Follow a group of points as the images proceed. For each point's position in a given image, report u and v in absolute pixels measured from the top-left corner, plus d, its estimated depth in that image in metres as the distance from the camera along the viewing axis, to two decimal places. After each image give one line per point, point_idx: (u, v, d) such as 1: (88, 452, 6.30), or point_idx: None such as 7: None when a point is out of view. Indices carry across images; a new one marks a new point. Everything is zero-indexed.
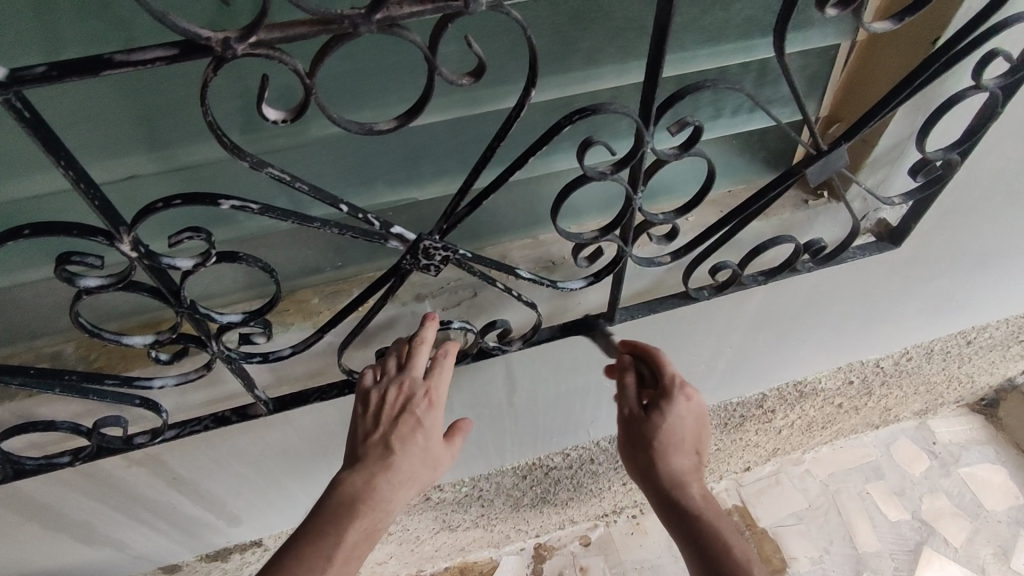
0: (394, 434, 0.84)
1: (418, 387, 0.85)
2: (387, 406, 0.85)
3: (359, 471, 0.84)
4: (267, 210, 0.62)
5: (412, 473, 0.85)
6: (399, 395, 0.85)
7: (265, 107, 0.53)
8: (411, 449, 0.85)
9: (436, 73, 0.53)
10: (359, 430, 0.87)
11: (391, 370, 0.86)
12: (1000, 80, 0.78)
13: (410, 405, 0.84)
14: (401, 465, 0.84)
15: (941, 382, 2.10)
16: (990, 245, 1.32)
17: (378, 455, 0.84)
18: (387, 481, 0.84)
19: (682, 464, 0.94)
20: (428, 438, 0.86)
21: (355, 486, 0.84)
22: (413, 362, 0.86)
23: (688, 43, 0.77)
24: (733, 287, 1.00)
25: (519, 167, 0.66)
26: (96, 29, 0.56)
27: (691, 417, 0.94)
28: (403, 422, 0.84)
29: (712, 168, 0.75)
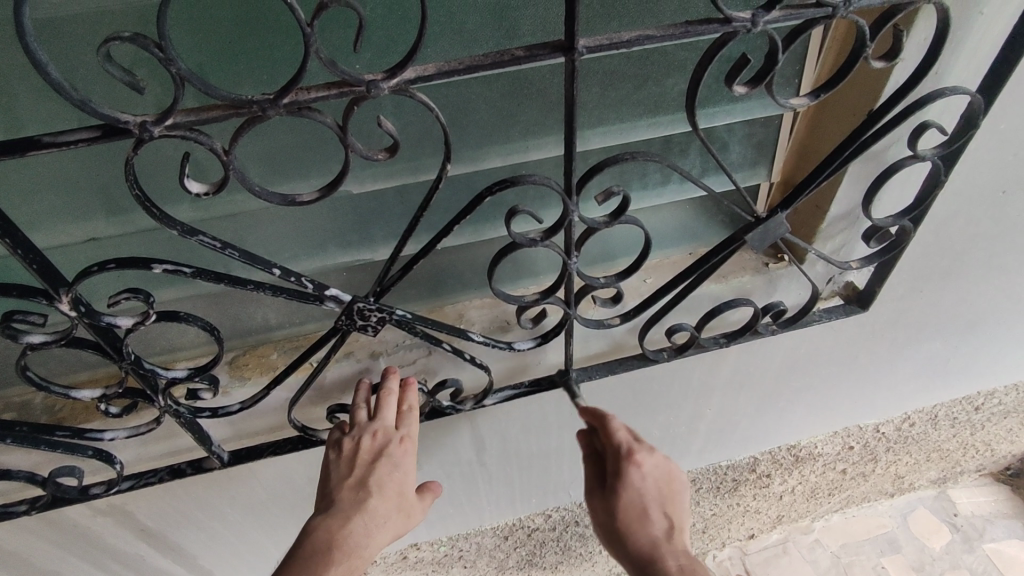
0: (370, 478, 0.83)
1: (392, 432, 0.87)
2: (362, 451, 0.86)
3: (332, 517, 0.82)
4: (199, 274, 0.65)
5: (389, 517, 0.83)
6: (374, 440, 0.86)
7: (189, 180, 0.57)
8: (387, 491, 0.84)
9: (348, 148, 0.58)
10: (332, 478, 0.85)
11: (363, 419, 0.88)
12: (938, 150, 0.79)
13: (386, 449, 0.85)
14: (378, 509, 0.83)
15: (955, 449, 2.01)
16: (979, 308, 1.29)
17: (355, 499, 0.83)
18: (364, 524, 0.81)
19: (644, 538, 0.86)
20: (404, 480, 0.85)
21: (329, 532, 0.80)
22: (386, 410, 0.88)
23: (627, 116, 0.80)
24: (693, 350, 1.00)
25: (444, 236, 0.69)
26: (50, 109, 0.61)
27: (643, 486, 0.88)
28: (379, 466, 0.84)
29: (647, 235, 0.77)
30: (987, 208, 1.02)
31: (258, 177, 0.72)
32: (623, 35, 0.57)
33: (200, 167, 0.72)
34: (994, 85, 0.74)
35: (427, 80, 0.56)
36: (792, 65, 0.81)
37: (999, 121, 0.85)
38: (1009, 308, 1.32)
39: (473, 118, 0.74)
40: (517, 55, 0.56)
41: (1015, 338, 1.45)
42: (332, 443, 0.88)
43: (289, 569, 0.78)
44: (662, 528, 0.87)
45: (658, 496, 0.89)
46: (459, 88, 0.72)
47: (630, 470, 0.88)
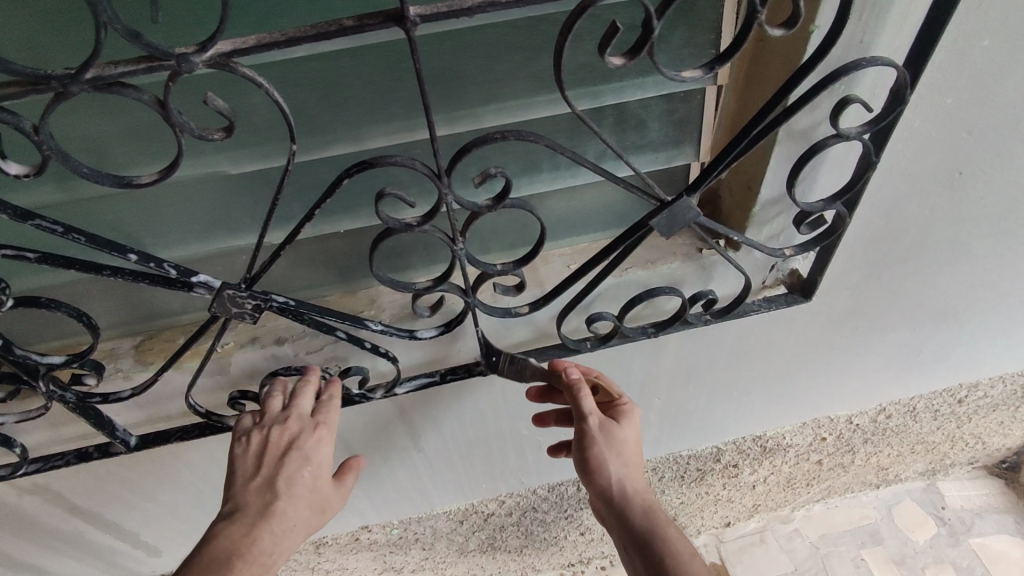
0: (279, 478, 0.82)
1: (306, 426, 0.84)
2: (272, 447, 0.83)
3: (236, 523, 0.80)
4: (45, 259, 0.62)
5: (297, 519, 0.82)
6: (283, 435, 0.83)
7: (6, 162, 0.54)
8: (295, 492, 0.82)
9: (174, 128, 0.54)
10: (238, 475, 0.84)
11: (274, 409, 0.86)
12: (864, 128, 0.71)
13: (295, 444, 0.83)
14: (287, 505, 0.81)
15: (942, 442, 1.93)
16: (949, 297, 1.21)
17: (263, 501, 0.81)
18: (272, 530, 0.80)
19: (633, 483, 0.94)
20: (317, 474, 0.84)
21: (231, 542, 0.79)
22: (299, 402, 0.85)
23: (524, 91, 0.74)
24: (618, 339, 0.95)
25: (305, 221, 0.66)
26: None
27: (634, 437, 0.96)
28: (290, 465, 0.82)
29: (539, 219, 0.72)
30: (946, 192, 0.94)
31: (130, 164, 0.70)
32: (464, 2, 0.52)
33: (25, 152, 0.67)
34: (921, 57, 0.67)
35: (247, 53, 0.52)
36: (706, 33, 0.75)
37: (943, 96, 0.77)
38: (984, 298, 1.24)
39: (350, 93, 0.70)
40: (345, 25, 0.52)
41: (995, 328, 1.37)
42: (242, 433, 0.85)
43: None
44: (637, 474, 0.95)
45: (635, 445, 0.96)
46: (329, 62, 0.67)
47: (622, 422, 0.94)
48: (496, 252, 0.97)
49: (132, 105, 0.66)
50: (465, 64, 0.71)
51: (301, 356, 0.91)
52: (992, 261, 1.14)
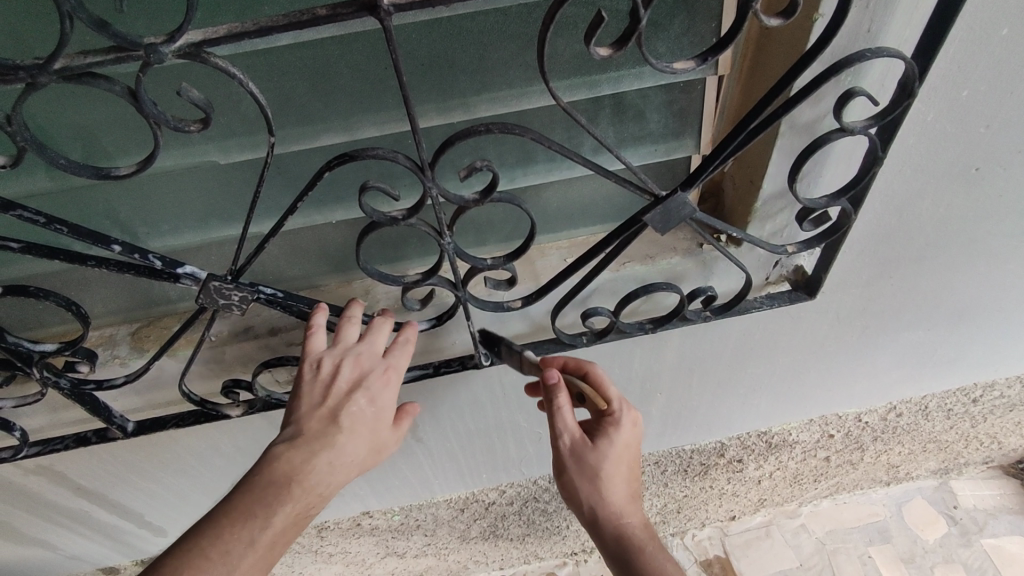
0: (343, 410, 0.72)
1: (367, 358, 0.76)
2: (344, 377, 0.74)
3: (294, 448, 0.70)
4: (29, 249, 0.62)
5: (357, 457, 0.73)
6: (355, 367, 0.75)
7: None
8: (359, 428, 0.73)
9: (147, 120, 0.53)
10: (301, 401, 0.73)
11: (348, 340, 0.77)
12: (868, 122, 0.68)
13: (366, 378, 0.74)
14: (347, 444, 0.72)
15: (955, 441, 1.89)
16: (965, 296, 1.16)
17: (324, 430, 0.71)
18: (330, 461, 0.70)
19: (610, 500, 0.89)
20: (381, 414, 0.75)
21: (289, 465, 0.69)
22: (348, 333, 0.77)
23: (516, 81, 0.72)
24: (614, 335, 0.94)
25: (289, 213, 0.67)
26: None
27: (621, 456, 0.89)
28: (358, 397, 0.73)
29: (528, 214, 0.70)
30: (961, 188, 0.90)
31: (116, 155, 0.70)
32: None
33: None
34: (931, 48, 0.63)
35: (219, 43, 0.51)
36: (707, 22, 0.71)
37: (959, 88, 0.73)
38: (1001, 297, 1.20)
39: (338, 84, 0.69)
40: (318, 13, 0.50)
41: (1012, 328, 1.32)
42: (311, 358, 0.75)
43: (240, 502, 0.68)
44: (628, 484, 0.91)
45: (626, 461, 0.90)
46: (316, 50, 0.66)
47: (605, 442, 0.88)
48: (493, 245, 0.96)
49: (104, 95, 0.64)
50: (456, 53, 0.69)
51: (294, 347, 0.91)
52: (1010, 259, 1.09)
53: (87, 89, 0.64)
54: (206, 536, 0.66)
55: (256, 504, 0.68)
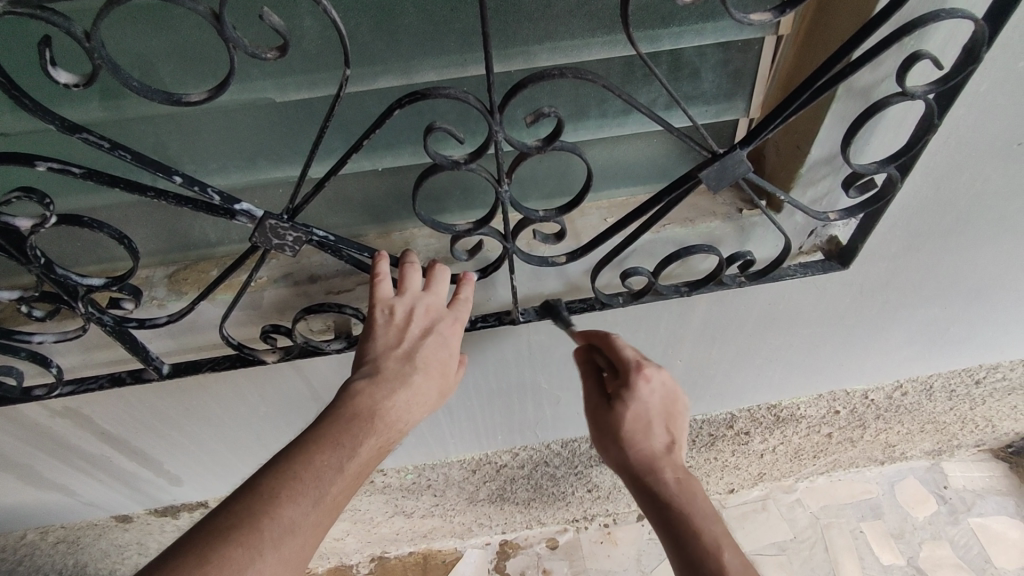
0: (419, 354, 0.78)
1: (435, 306, 0.80)
2: (417, 324, 0.79)
3: (376, 385, 0.76)
4: (91, 176, 0.62)
5: (430, 398, 0.79)
6: (425, 315, 0.80)
7: (56, 70, 0.53)
8: (433, 370, 0.79)
9: (228, 44, 0.53)
10: (378, 343, 0.78)
11: (414, 287, 0.81)
12: (928, 87, 0.69)
13: (436, 325, 0.80)
14: (422, 385, 0.78)
15: (953, 423, 1.94)
16: (985, 275, 1.18)
17: (402, 370, 0.77)
18: (408, 399, 0.77)
19: (642, 452, 0.92)
20: (449, 359, 0.80)
21: (370, 401, 0.75)
22: (413, 279, 0.80)
23: (580, 30, 0.72)
24: (650, 296, 0.94)
25: (354, 151, 0.66)
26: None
27: (655, 400, 0.94)
28: (431, 342, 0.79)
29: (587, 165, 0.70)
30: (1000, 164, 0.91)
31: (181, 80, 0.68)
32: None
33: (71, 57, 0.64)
34: (1002, 12, 0.63)
35: None
36: None
37: (1016, 59, 0.74)
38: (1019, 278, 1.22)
39: (403, 24, 0.68)
40: None
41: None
42: (380, 304, 0.79)
43: (326, 432, 0.73)
44: (662, 438, 0.94)
45: (657, 406, 0.94)
46: None
47: (639, 382, 0.93)
48: (534, 202, 0.96)
49: (180, 15, 0.63)
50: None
51: (332, 295, 0.91)
52: None
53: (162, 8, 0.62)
54: (296, 459, 0.71)
55: (343, 434, 0.73)
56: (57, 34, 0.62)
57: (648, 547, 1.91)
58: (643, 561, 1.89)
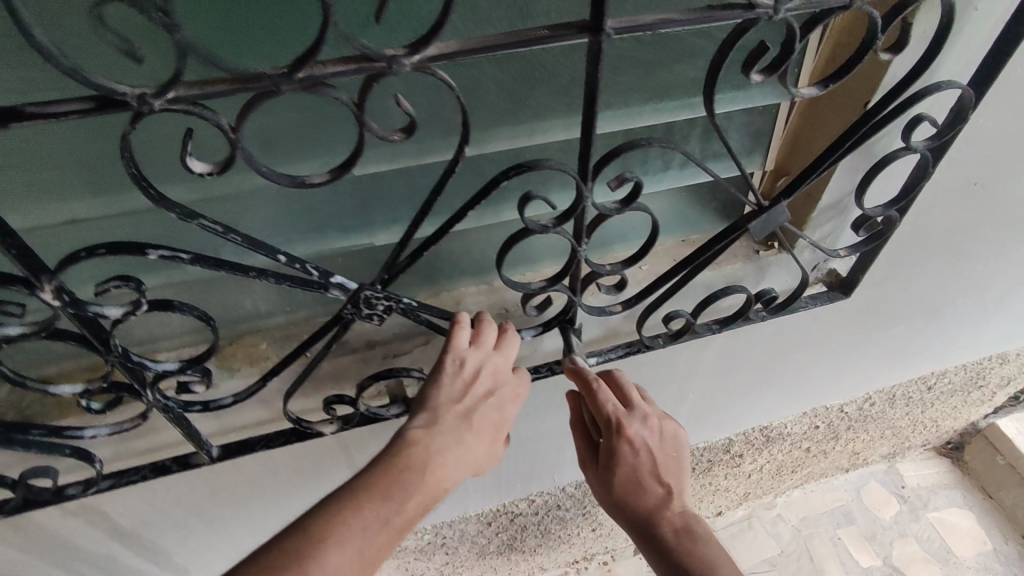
0: (477, 412, 0.82)
1: (501, 368, 0.84)
2: (482, 381, 0.82)
3: (430, 436, 0.79)
4: (198, 260, 0.61)
5: (479, 456, 0.83)
6: (491, 375, 0.83)
7: (191, 159, 0.53)
8: (486, 430, 0.83)
9: (363, 128, 0.54)
10: (442, 393, 0.81)
11: (486, 346, 0.83)
12: (927, 142, 0.82)
13: (499, 386, 0.84)
14: (474, 444, 0.82)
15: (907, 427, 2.13)
16: (943, 295, 1.35)
17: (458, 426, 0.81)
18: (459, 458, 0.80)
19: (638, 508, 0.94)
20: (501, 420, 0.85)
21: (423, 453, 0.78)
22: (486, 336, 0.83)
23: (635, 101, 0.79)
24: (688, 336, 1.02)
25: (458, 220, 0.68)
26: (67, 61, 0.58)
27: (645, 457, 0.92)
28: (491, 403, 0.83)
29: (655, 222, 0.77)
30: (963, 201, 1.06)
31: (305, 159, 0.73)
32: (644, 20, 0.55)
33: (202, 145, 0.68)
34: (984, 82, 0.77)
35: (448, 57, 0.53)
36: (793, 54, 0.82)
37: (981, 116, 0.88)
38: (968, 296, 1.40)
39: (483, 101, 0.73)
40: (540, 35, 0.53)
41: (969, 323, 1.55)
42: (453, 354, 0.81)
43: (376, 481, 0.76)
44: (658, 490, 0.95)
45: (650, 461, 0.93)
46: (470, 69, 0.71)
47: (623, 445, 0.91)
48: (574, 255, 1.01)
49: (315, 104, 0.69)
50: (590, 76, 0.75)
51: (392, 359, 0.92)
52: (981, 263, 1.29)
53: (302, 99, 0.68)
54: (347, 503, 0.73)
55: (393, 487, 0.75)
56: (197, 125, 0.67)
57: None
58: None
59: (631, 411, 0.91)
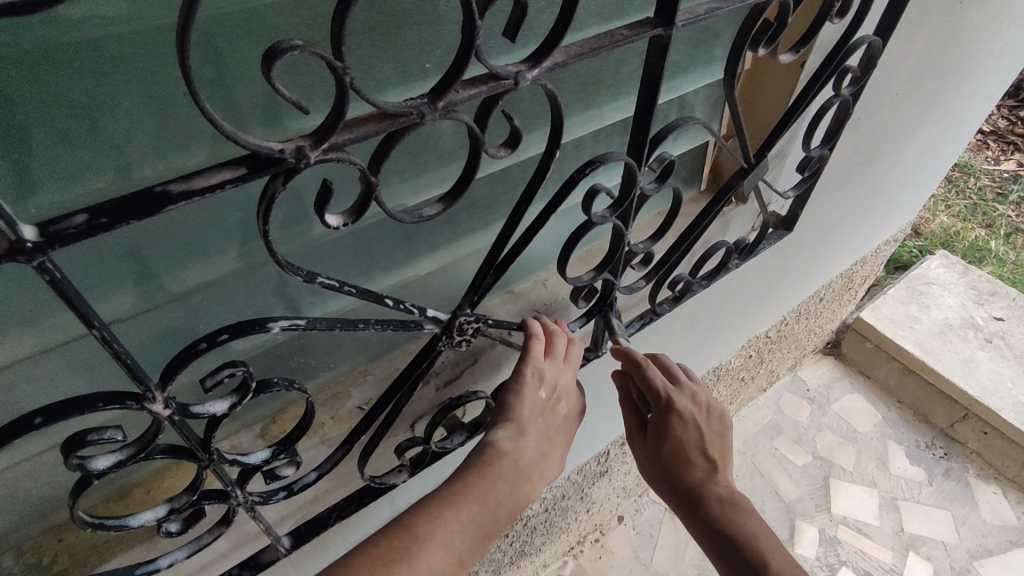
0: (554, 424, 0.84)
1: (570, 375, 0.85)
2: (557, 396, 0.84)
3: (519, 444, 0.78)
4: (314, 324, 0.56)
5: (555, 464, 0.84)
6: (563, 382, 0.84)
7: (324, 214, 0.48)
8: (560, 438, 0.85)
9: (485, 149, 0.52)
10: (527, 405, 0.80)
11: (558, 356, 0.84)
12: (851, 88, 0.97)
13: (570, 394, 0.85)
14: (553, 452, 0.83)
15: (804, 335, 2.23)
16: (834, 216, 1.59)
17: (539, 438, 0.81)
18: (540, 470, 0.81)
19: (685, 479, 0.94)
20: (569, 429, 0.87)
21: (514, 463, 0.77)
22: (557, 347, 0.84)
23: (634, 90, 0.85)
24: (687, 295, 1.10)
25: (540, 226, 0.69)
26: (146, 133, 0.48)
27: (695, 432, 0.93)
28: (561, 416, 0.85)
29: (678, 195, 0.83)
30: (854, 132, 1.27)
31: (435, 182, 0.72)
32: (699, 9, 0.63)
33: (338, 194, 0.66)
34: (887, 31, 0.94)
35: (557, 68, 0.54)
36: None
37: None
38: (848, 213, 1.66)
39: (519, 109, 0.73)
40: (624, 33, 0.57)
41: (848, 237, 1.83)
42: (533, 365, 0.81)
43: (474, 490, 0.74)
44: (705, 463, 0.94)
45: (698, 436, 0.93)
46: None
47: (673, 420, 0.92)
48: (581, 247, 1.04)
49: (438, 130, 0.68)
50: (602, 71, 0.79)
51: (446, 388, 0.89)
52: (859, 183, 1.54)
53: (427, 129, 0.67)
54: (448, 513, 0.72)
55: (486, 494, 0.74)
56: (331, 172, 0.64)
57: (642, 541, 1.98)
58: (643, 555, 1.94)
59: (679, 387, 0.93)
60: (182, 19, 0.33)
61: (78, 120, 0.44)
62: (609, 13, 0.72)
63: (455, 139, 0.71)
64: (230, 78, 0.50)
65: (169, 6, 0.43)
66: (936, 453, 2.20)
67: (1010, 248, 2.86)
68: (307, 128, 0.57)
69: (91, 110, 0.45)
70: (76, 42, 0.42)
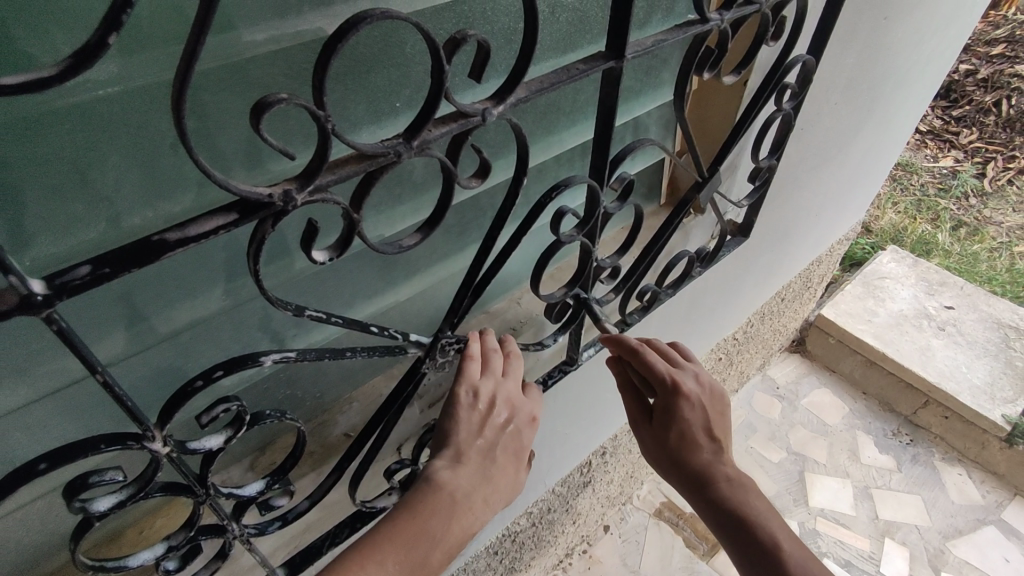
0: (499, 445, 0.79)
1: (512, 393, 0.81)
2: (499, 415, 0.79)
3: (456, 471, 0.74)
4: (304, 355, 0.59)
5: (503, 489, 0.80)
6: (506, 401, 0.80)
7: (311, 250, 0.51)
8: (506, 462, 0.80)
9: (458, 180, 0.56)
10: (463, 429, 0.76)
11: (496, 371, 0.80)
12: (791, 102, 1.04)
13: (516, 413, 0.81)
14: (497, 477, 0.78)
15: (770, 335, 2.32)
16: (788, 219, 1.68)
17: (480, 464, 0.77)
18: (484, 496, 0.77)
19: (694, 461, 0.96)
20: (518, 451, 0.82)
21: (450, 491, 0.73)
22: (494, 362, 0.80)
23: (591, 114, 0.91)
24: (655, 304, 1.15)
25: (512, 249, 0.73)
26: (134, 184, 0.50)
27: (703, 413, 0.95)
28: (508, 435, 0.80)
29: (639, 211, 0.89)
30: (799, 141, 1.36)
31: (411, 213, 0.76)
32: (646, 42, 0.68)
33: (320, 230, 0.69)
34: (819, 50, 1.02)
35: (519, 103, 0.58)
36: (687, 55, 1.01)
37: None
38: (801, 215, 1.76)
39: (485, 139, 0.78)
40: (579, 68, 0.62)
41: (803, 238, 1.93)
42: (467, 384, 0.78)
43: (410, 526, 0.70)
44: (711, 444, 0.96)
45: (705, 419, 0.95)
46: None
47: (680, 402, 0.93)
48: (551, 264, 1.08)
49: (410, 163, 0.72)
50: (560, 99, 0.84)
51: (431, 410, 0.92)
52: (809, 187, 1.63)
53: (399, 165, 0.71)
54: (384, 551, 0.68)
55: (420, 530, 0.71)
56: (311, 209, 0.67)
57: (630, 549, 2.00)
58: (631, 561, 1.97)
59: (682, 368, 0.95)
60: (179, 85, 0.36)
61: (69, 176, 0.47)
62: (564, 46, 0.77)
63: (426, 171, 0.74)
64: (212, 128, 0.53)
65: (154, 65, 0.46)
66: (903, 440, 2.30)
67: (954, 239, 3.03)
68: (286, 172, 0.60)
69: (81, 166, 0.47)
70: (69, 104, 0.44)
